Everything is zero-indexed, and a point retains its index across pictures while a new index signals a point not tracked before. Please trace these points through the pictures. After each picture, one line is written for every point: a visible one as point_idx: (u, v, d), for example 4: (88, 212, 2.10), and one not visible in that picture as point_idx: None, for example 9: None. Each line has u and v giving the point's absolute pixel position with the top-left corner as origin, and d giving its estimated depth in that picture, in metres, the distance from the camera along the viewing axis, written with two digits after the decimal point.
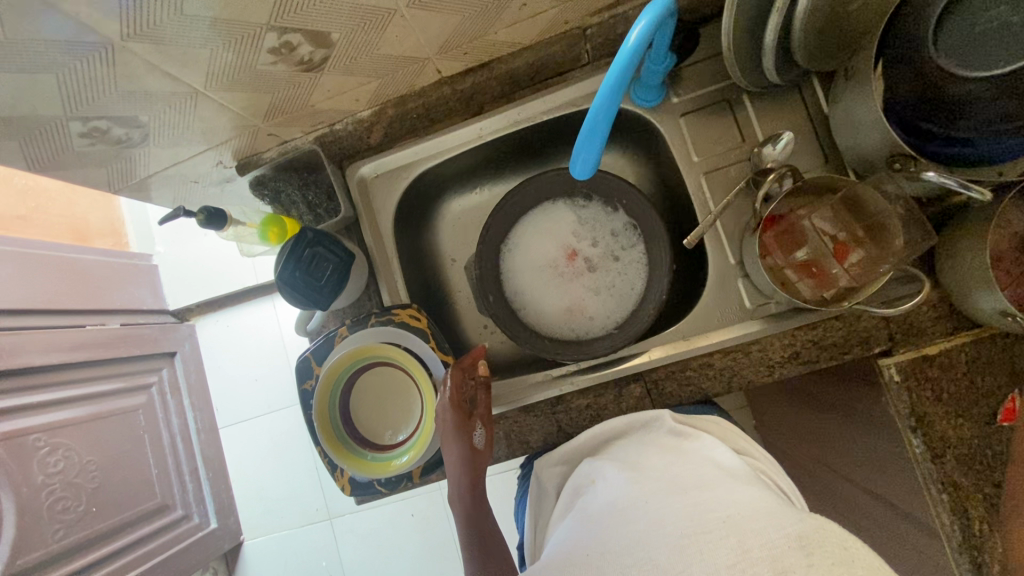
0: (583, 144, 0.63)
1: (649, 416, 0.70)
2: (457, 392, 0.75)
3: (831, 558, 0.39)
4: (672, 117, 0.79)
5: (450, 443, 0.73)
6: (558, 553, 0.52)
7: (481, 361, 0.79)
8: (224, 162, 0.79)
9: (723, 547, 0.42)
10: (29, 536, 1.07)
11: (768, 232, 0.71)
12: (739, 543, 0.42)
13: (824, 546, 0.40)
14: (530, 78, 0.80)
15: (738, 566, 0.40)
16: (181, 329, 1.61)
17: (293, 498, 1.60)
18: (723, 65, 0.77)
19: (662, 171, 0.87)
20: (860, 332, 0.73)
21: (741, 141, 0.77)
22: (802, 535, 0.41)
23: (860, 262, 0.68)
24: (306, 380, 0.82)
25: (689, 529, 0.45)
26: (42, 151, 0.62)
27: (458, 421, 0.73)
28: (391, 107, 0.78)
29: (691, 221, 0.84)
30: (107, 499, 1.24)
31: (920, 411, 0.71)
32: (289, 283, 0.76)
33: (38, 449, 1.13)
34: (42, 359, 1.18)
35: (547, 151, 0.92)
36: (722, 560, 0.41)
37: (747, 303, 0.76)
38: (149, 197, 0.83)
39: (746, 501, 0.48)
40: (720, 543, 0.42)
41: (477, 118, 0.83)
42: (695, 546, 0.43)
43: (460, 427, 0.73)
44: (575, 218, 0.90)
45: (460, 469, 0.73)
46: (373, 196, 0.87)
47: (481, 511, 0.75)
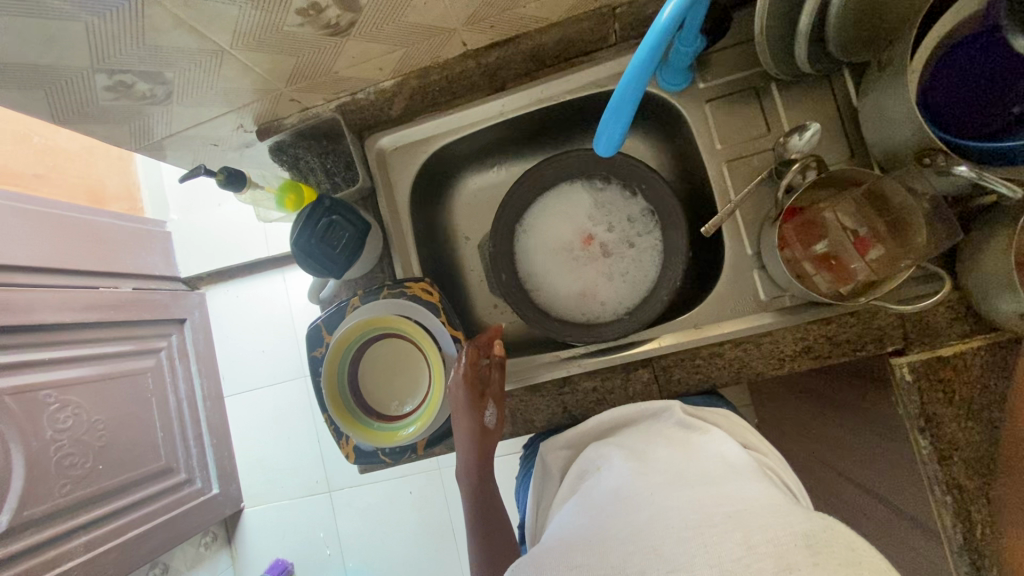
0: (609, 120, 0.62)
1: (658, 407, 0.70)
2: (471, 369, 0.76)
3: (838, 560, 0.39)
4: (697, 103, 0.78)
5: (462, 417, 0.74)
6: (561, 535, 0.52)
7: (497, 340, 0.80)
8: (245, 125, 0.78)
9: (728, 541, 0.42)
10: (36, 487, 1.10)
11: (788, 223, 0.71)
12: (744, 536, 0.42)
13: (833, 546, 0.40)
14: (556, 55, 0.79)
15: (744, 560, 0.40)
16: (192, 297, 1.62)
17: (294, 469, 1.60)
18: (752, 52, 0.76)
19: (684, 158, 0.86)
20: (875, 329, 0.72)
21: (766, 130, 0.76)
22: (810, 534, 0.42)
23: (880, 258, 0.67)
24: (316, 347, 0.82)
25: (696, 521, 0.45)
26: (66, 104, 0.63)
27: (471, 399, 0.74)
28: (414, 78, 0.78)
29: (710, 209, 0.83)
30: (114, 457, 1.26)
31: (930, 411, 0.70)
32: (304, 249, 0.77)
33: (49, 405, 1.15)
34: (56, 317, 1.20)
35: (568, 132, 0.91)
36: (729, 553, 0.41)
37: (762, 295, 0.75)
38: (169, 158, 0.83)
39: (753, 497, 0.48)
40: (724, 535, 0.42)
41: (500, 95, 0.82)
42: (700, 539, 0.43)
43: (471, 405, 0.74)
44: (592, 201, 0.89)
45: (468, 443, 0.75)
46: (392, 168, 0.87)
47: (487, 489, 0.76)
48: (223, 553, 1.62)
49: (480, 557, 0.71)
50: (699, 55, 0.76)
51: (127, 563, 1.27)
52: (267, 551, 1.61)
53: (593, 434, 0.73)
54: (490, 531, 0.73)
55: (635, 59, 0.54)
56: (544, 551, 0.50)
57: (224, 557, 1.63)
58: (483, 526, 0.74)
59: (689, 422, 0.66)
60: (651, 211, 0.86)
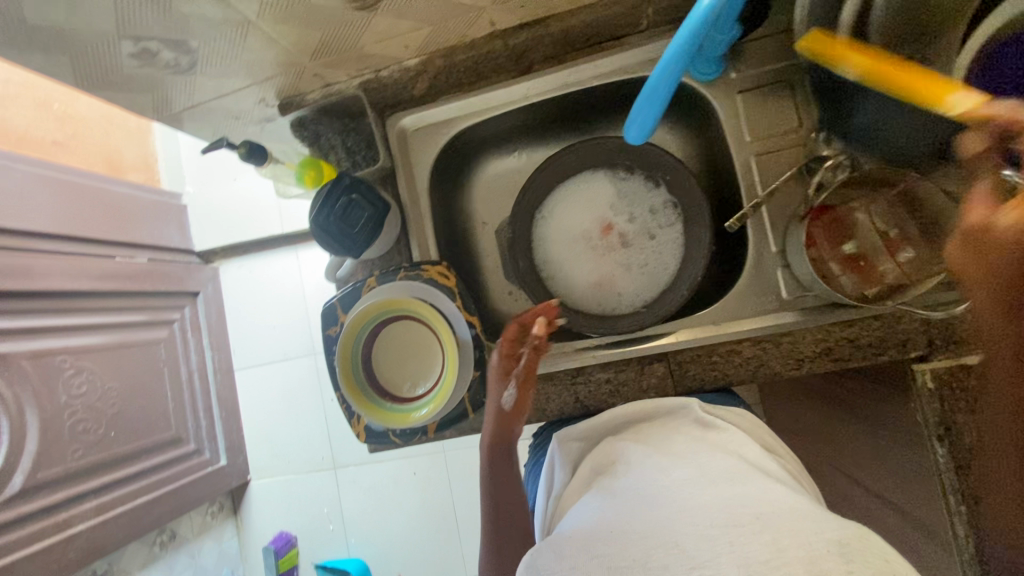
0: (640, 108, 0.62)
1: (677, 403, 0.70)
2: (505, 345, 0.75)
3: (872, 568, 0.39)
4: (728, 94, 0.76)
5: (492, 393, 0.75)
6: (579, 524, 0.53)
7: (538, 319, 0.73)
8: (267, 100, 0.78)
9: (756, 542, 0.42)
10: (51, 451, 1.12)
11: (817, 220, 0.68)
12: (773, 539, 0.42)
13: (866, 555, 0.40)
14: (585, 39, 0.77)
15: (773, 563, 0.40)
16: (205, 271, 1.63)
17: (300, 445, 1.61)
18: (789, 43, 0.73)
19: (711, 150, 0.84)
20: (900, 334, 0.71)
21: (799, 125, 0.74)
22: (844, 541, 0.41)
23: (909, 262, 0.66)
24: (330, 325, 0.82)
25: (721, 520, 0.45)
26: (90, 70, 0.62)
27: (498, 374, 0.75)
28: (439, 57, 0.76)
29: (735, 204, 0.81)
30: (126, 424, 1.28)
31: (949, 419, 0.69)
32: (323, 227, 0.77)
33: (64, 371, 1.17)
34: (72, 284, 1.21)
35: (593, 118, 0.89)
36: (756, 554, 0.41)
37: (784, 294, 0.74)
38: (189, 130, 0.82)
39: (776, 500, 0.48)
40: (750, 535, 0.43)
41: (525, 77, 0.80)
42: (727, 538, 0.44)
43: (497, 380, 0.75)
44: (614, 191, 0.87)
45: (490, 421, 0.75)
46: (412, 148, 0.86)
47: (508, 476, 0.75)
48: (228, 524, 1.65)
49: (492, 538, 0.73)
50: (733, 44, 0.74)
51: (136, 528, 1.30)
52: (271, 523, 1.63)
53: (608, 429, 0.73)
54: (506, 514, 0.73)
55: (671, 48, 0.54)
56: (565, 539, 0.50)
57: (230, 527, 1.65)
58: (499, 510, 0.73)
59: (708, 421, 0.66)
60: (675, 205, 0.85)
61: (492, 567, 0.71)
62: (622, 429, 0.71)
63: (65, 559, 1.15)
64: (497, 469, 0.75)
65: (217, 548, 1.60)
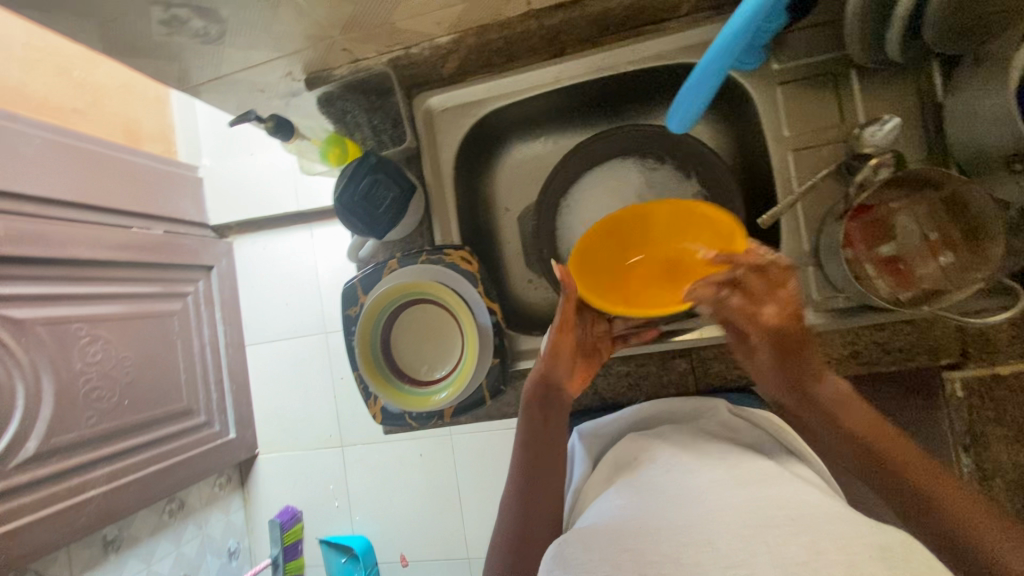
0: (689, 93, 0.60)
1: (704, 406, 0.72)
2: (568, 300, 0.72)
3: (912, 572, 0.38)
4: (768, 85, 0.73)
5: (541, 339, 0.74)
6: (604, 518, 0.53)
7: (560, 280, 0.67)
8: (294, 74, 0.76)
9: (795, 544, 0.42)
10: (65, 417, 1.13)
11: (855, 220, 0.65)
12: (810, 542, 0.42)
13: (907, 560, 0.40)
14: (622, 22, 0.74)
15: (812, 564, 0.40)
16: (219, 245, 1.62)
17: (308, 423, 1.61)
18: (836, 34, 0.71)
19: (746, 143, 0.82)
20: (933, 340, 0.70)
21: (840, 121, 0.71)
22: (883, 546, 0.41)
23: (948, 267, 0.64)
24: (350, 306, 0.82)
25: (756, 521, 0.45)
26: (120, 35, 0.61)
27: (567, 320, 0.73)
28: (471, 36, 0.74)
29: (768, 200, 0.79)
30: (140, 394, 1.30)
31: (977, 429, 0.72)
32: (347, 206, 0.75)
33: (80, 338, 1.18)
34: (89, 253, 1.22)
35: (625, 105, 0.86)
36: (794, 556, 0.41)
37: (813, 294, 0.72)
38: (215, 102, 0.81)
39: (810, 506, 0.47)
40: (786, 535, 0.43)
41: (557, 60, 0.78)
42: (763, 538, 0.43)
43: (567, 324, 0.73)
44: (643, 181, 0.85)
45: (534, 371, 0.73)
46: (439, 129, 0.84)
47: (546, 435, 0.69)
48: (236, 496, 1.66)
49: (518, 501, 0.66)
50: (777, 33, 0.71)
51: (148, 496, 1.31)
52: (278, 498, 1.64)
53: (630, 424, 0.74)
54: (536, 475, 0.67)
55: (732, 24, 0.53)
56: (593, 531, 0.50)
57: (237, 499, 1.67)
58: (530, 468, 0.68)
59: (732, 426, 0.68)
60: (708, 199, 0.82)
61: (512, 541, 0.64)
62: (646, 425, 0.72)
63: (76, 524, 1.16)
64: (535, 428, 0.70)
65: (224, 520, 1.62)
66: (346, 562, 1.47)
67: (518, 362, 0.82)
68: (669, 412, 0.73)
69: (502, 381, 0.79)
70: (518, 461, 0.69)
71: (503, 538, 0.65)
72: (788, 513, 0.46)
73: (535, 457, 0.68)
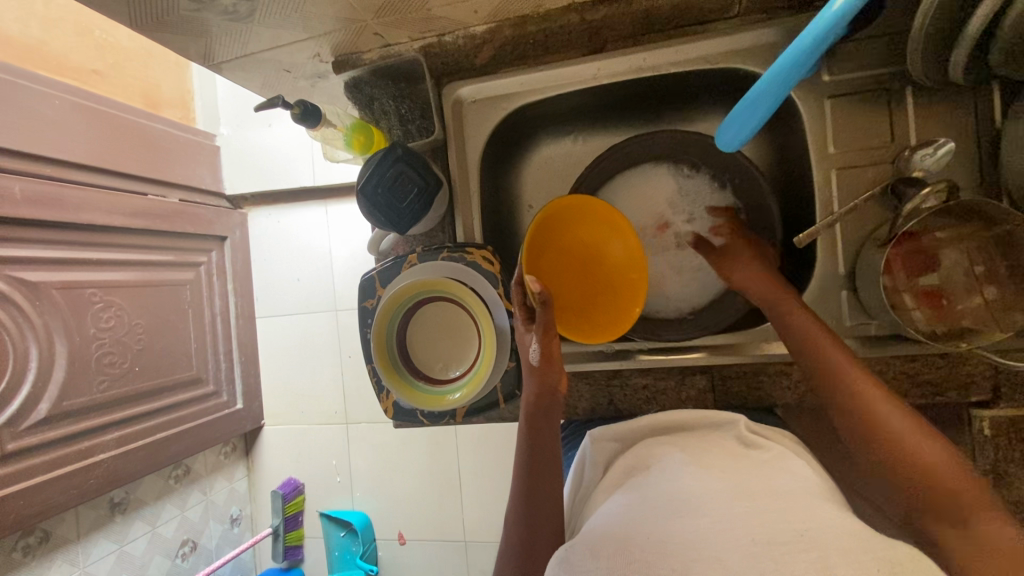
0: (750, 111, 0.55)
1: (722, 418, 0.70)
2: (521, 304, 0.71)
3: None
4: (817, 97, 0.69)
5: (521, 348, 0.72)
6: (611, 522, 0.53)
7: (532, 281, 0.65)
8: (322, 56, 0.73)
9: (804, 561, 0.42)
10: (76, 381, 1.13)
11: (898, 250, 0.62)
12: (820, 558, 0.42)
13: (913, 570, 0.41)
14: (667, 21, 0.71)
15: None
16: (234, 216, 1.60)
17: (313, 397, 1.59)
18: (894, 47, 0.67)
19: (785, 155, 0.79)
20: (962, 376, 0.68)
21: (889, 140, 0.68)
22: (894, 560, 0.42)
23: (992, 302, 0.62)
24: (367, 298, 0.81)
25: (766, 537, 0.45)
26: (146, 9, 0.59)
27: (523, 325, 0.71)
28: (508, 27, 0.70)
29: (805, 217, 0.77)
30: (150, 361, 1.30)
31: (1002, 470, 0.68)
32: (370, 199, 0.73)
33: (94, 304, 1.18)
34: (104, 219, 1.21)
35: (661, 106, 0.83)
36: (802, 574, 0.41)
37: (846, 319, 0.70)
38: (238, 80, 0.79)
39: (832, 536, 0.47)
40: (795, 554, 0.43)
41: (597, 56, 0.75)
42: (771, 555, 0.43)
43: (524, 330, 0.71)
44: (676, 187, 0.83)
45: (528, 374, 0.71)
46: (467, 120, 0.81)
47: (543, 442, 0.68)
48: (240, 464, 1.67)
49: (519, 513, 0.64)
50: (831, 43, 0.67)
51: (155, 461, 1.32)
52: (280, 471, 1.64)
53: (644, 433, 0.73)
54: (537, 482, 0.65)
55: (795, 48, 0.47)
56: (602, 536, 0.51)
57: (241, 468, 1.68)
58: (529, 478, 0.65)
59: (751, 440, 0.65)
60: (739, 210, 0.81)
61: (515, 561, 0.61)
62: (662, 435, 0.71)
63: (85, 486, 1.16)
64: (535, 432, 0.68)
65: (228, 488, 1.62)
66: (344, 536, 1.50)
67: None
68: (683, 422, 0.72)
69: (518, 387, 0.78)
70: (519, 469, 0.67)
71: (507, 546, 0.64)
72: (808, 534, 0.45)
73: (536, 462, 0.66)
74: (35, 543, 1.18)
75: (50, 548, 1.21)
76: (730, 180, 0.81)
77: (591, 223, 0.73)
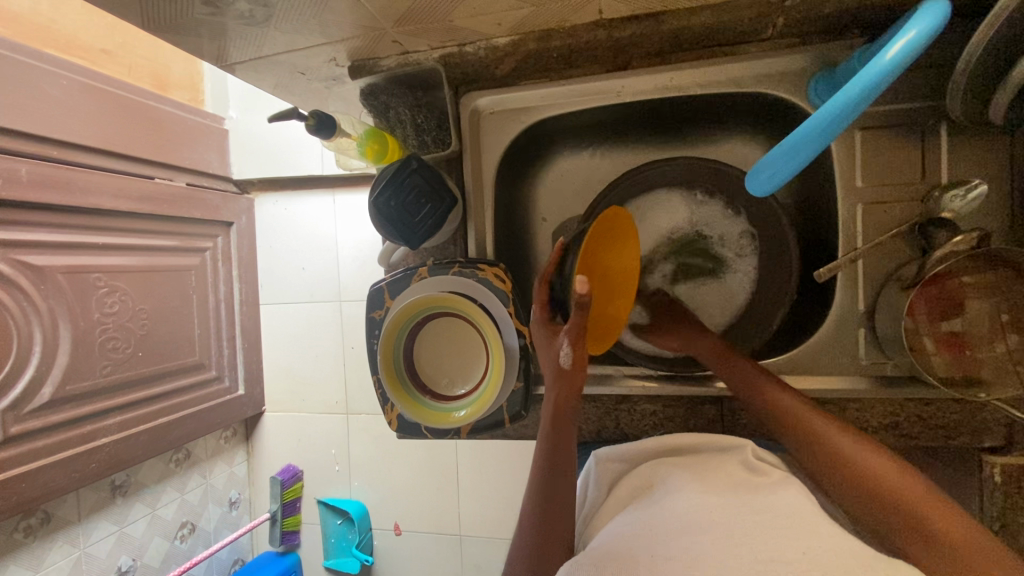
0: (787, 153, 0.49)
1: (731, 444, 0.69)
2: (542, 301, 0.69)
3: None
4: (847, 128, 0.68)
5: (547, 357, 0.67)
6: (615, 541, 0.54)
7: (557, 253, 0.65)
8: (339, 60, 0.71)
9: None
10: (80, 365, 1.11)
11: (923, 293, 0.61)
12: None
13: None
14: (696, 41, 0.68)
15: None
16: (241, 202, 1.55)
17: (317, 386, 1.53)
18: (932, 82, 0.64)
19: (810, 184, 0.76)
20: (978, 421, 0.67)
21: (920, 177, 0.66)
22: None
23: (1016, 351, 0.60)
24: (375, 309, 0.79)
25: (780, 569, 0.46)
26: (159, 10, 0.56)
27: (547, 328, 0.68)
28: (532, 40, 0.67)
29: (826, 249, 0.75)
30: (153, 347, 1.28)
31: (1009, 516, 0.67)
32: (382, 211, 0.72)
33: (98, 289, 1.16)
34: (111, 203, 1.17)
35: (684, 124, 0.81)
36: None
37: (862, 358, 0.69)
38: (250, 80, 0.76)
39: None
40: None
41: (621, 73, 0.72)
42: None
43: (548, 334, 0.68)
44: (689, 213, 0.83)
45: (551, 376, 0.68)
46: (484, 130, 0.79)
47: (564, 449, 0.66)
48: (240, 449, 1.62)
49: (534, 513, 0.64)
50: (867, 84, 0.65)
51: (158, 446, 1.29)
52: (278, 459, 1.58)
53: (650, 455, 0.73)
54: (554, 487, 0.64)
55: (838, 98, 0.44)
56: (601, 556, 0.52)
57: (241, 452, 1.62)
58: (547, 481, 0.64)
59: (757, 466, 0.64)
60: (755, 237, 0.82)
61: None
62: (669, 458, 0.70)
63: (87, 470, 1.13)
64: (556, 439, 0.66)
65: (227, 471, 1.57)
66: (340, 524, 1.46)
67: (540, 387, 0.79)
68: (691, 447, 0.71)
69: (524, 408, 0.77)
70: (537, 474, 0.66)
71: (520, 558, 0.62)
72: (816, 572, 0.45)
73: (557, 464, 0.65)
74: (37, 524, 1.13)
75: (51, 529, 1.16)
76: (745, 206, 0.81)
77: (626, 245, 0.71)
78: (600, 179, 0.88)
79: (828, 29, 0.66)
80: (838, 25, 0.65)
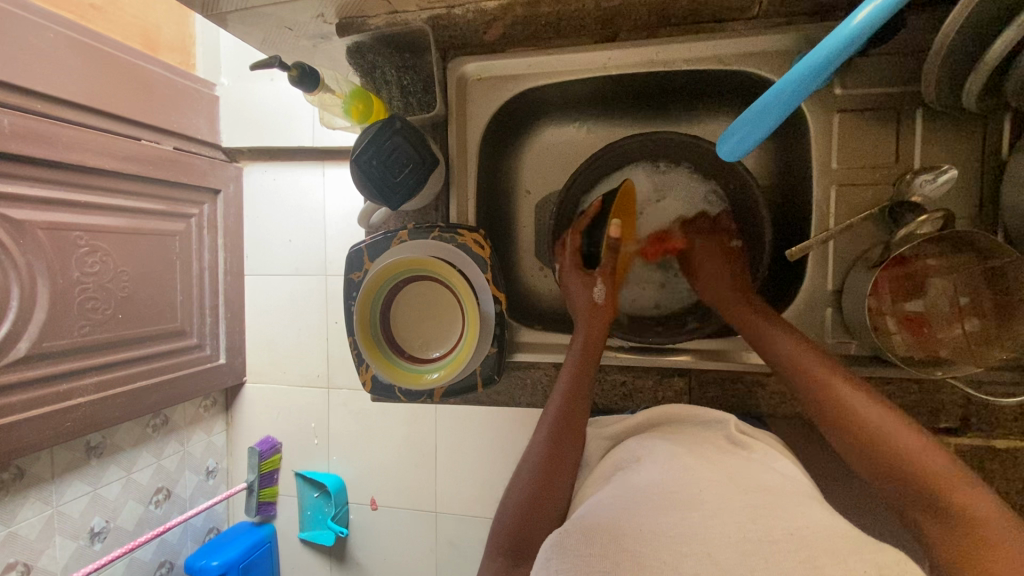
0: (749, 122, 0.58)
1: (712, 415, 0.70)
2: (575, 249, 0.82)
3: None
4: (825, 110, 0.68)
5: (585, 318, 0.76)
6: (600, 510, 0.56)
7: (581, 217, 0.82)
8: (326, 17, 0.70)
9: (794, 561, 0.44)
10: (57, 323, 1.08)
11: (887, 272, 0.62)
12: (807, 557, 0.44)
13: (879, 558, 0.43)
14: (682, 16, 0.70)
15: None
16: (229, 170, 1.52)
17: (298, 359, 1.51)
18: (908, 69, 0.66)
19: (791, 167, 0.78)
20: (934, 402, 0.70)
21: (893, 162, 0.68)
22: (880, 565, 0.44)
23: (972, 334, 0.62)
24: (354, 270, 0.80)
25: (758, 534, 0.47)
26: None
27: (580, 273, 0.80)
28: (520, 7, 0.67)
29: (802, 232, 0.76)
30: (133, 310, 1.26)
31: None
32: (364, 171, 0.72)
33: (79, 248, 1.13)
34: (94, 161, 1.14)
35: (668, 100, 0.83)
36: None
37: (827, 335, 0.71)
38: (235, 32, 0.74)
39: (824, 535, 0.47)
40: (784, 552, 0.45)
41: (607, 45, 0.73)
42: (765, 554, 0.45)
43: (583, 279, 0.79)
44: (652, 184, 0.88)
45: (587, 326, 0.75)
46: (469, 97, 0.79)
47: (577, 409, 0.71)
48: (219, 419, 1.60)
49: (539, 464, 0.67)
50: (840, 71, 0.67)
51: (135, 410, 1.27)
52: (257, 431, 1.57)
53: (635, 428, 0.74)
54: (561, 439, 0.69)
55: (809, 58, 0.50)
56: (587, 527, 0.52)
57: (220, 422, 1.60)
58: (557, 432, 0.69)
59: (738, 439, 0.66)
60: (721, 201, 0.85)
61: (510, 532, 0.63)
62: (648, 431, 0.72)
63: (61, 428, 1.10)
64: (574, 398, 0.71)
65: (205, 440, 1.56)
66: (317, 497, 1.46)
67: (515, 354, 0.82)
68: (669, 418, 0.73)
69: (497, 372, 0.78)
70: (546, 430, 0.70)
71: (504, 529, 0.64)
72: (792, 544, 0.46)
73: (567, 423, 0.70)
74: (10, 479, 1.12)
75: (23, 486, 1.14)
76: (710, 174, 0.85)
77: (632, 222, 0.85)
78: (584, 152, 0.89)
79: (814, 9, 0.67)
80: (823, 7, 0.66)
